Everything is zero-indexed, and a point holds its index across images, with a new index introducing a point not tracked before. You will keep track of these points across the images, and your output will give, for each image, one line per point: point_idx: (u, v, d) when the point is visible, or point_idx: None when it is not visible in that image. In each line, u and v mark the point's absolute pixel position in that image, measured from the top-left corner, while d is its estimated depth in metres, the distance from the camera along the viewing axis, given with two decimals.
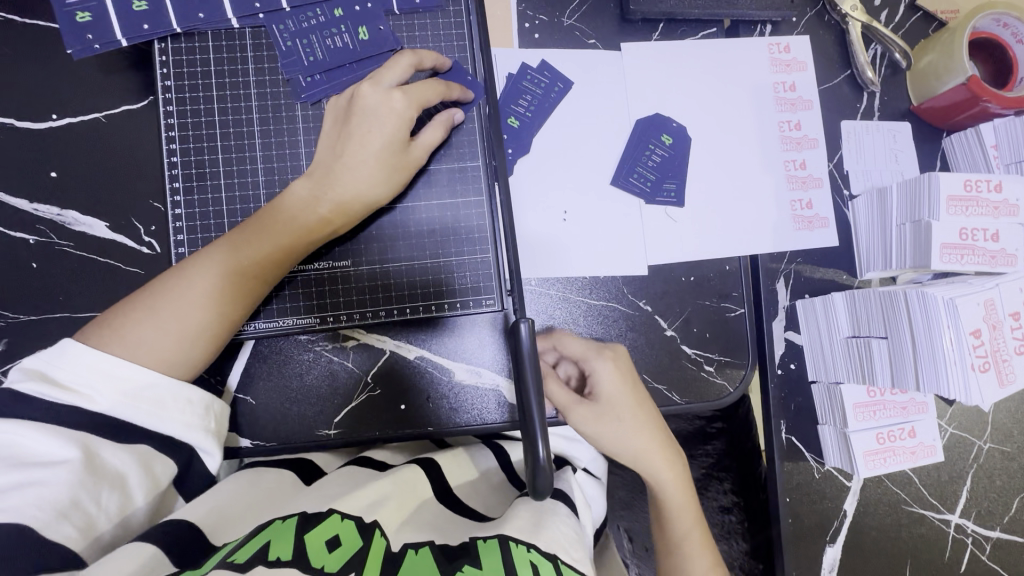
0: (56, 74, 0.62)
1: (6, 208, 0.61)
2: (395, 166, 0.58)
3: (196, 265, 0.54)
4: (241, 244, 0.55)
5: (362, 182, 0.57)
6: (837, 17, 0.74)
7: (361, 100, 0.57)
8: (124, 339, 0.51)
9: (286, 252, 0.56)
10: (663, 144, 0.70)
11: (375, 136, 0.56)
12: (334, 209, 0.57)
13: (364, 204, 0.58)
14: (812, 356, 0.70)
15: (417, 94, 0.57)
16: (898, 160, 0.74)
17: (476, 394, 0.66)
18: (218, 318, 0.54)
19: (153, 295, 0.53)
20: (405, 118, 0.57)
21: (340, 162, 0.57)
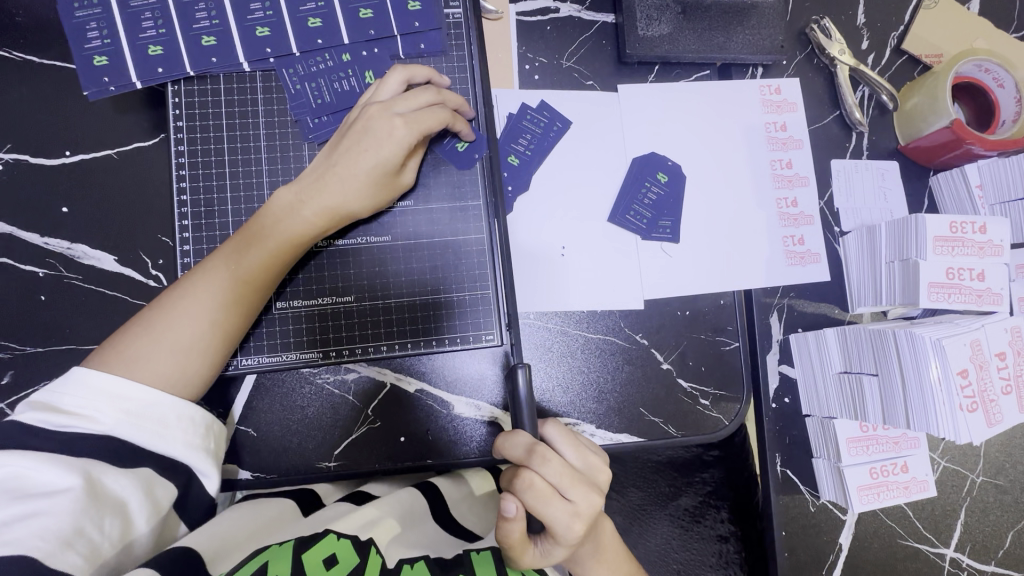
0: (71, 112, 0.64)
1: (17, 242, 0.63)
2: (385, 184, 0.59)
3: (193, 283, 0.56)
4: (230, 259, 0.56)
5: (349, 191, 0.58)
6: (826, 61, 0.77)
7: (365, 121, 0.58)
8: (124, 358, 0.52)
9: (274, 263, 0.57)
10: (658, 182, 0.72)
11: (368, 154, 0.57)
12: (321, 219, 0.58)
13: (349, 214, 0.59)
14: (806, 390, 0.71)
15: (419, 121, 0.58)
16: (886, 198, 0.77)
17: (475, 427, 0.67)
18: (216, 335, 0.55)
19: (153, 316, 0.54)
20: (404, 143, 0.57)
21: (328, 176, 0.58)
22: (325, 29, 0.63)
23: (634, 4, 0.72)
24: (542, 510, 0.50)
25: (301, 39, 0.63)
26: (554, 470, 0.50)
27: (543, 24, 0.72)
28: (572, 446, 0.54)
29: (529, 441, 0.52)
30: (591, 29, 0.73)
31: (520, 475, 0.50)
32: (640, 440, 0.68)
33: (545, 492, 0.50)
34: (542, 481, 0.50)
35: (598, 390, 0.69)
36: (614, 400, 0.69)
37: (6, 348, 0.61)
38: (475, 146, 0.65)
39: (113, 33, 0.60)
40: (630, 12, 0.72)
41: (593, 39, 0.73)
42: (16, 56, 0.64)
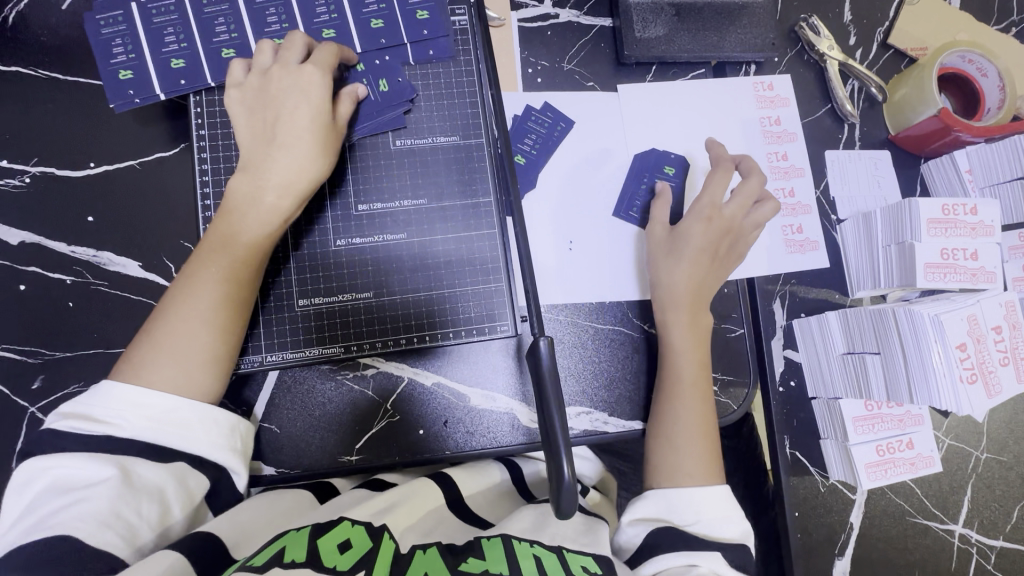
0: (95, 125, 0.67)
1: (45, 251, 0.65)
2: (322, 140, 0.60)
3: (186, 282, 0.56)
4: (222, 243, 0.57)
5: (295, 162, 0.59)
6: (816, 57, 0.80)
7: (276, 83, 0.59)
8: (136, 369, 0.53)
9: (254, 247, 0.58)
10: (666, 174, 0.75)
11: (297, 117, 0.59)
12: (286, 192, 0.59)
13: (310, 179, 0.59)
14: (811, 373, 0.73)
15: (325, 68, 0.60)
16: (880, 186, 0.79)
17: (491, 418, 0.69)
18: (214, 334, 0.55)
19: (158, 325, 0.55)
20: (322, 90, 0.59)
21: (279, 144, 0.59)
22: (338, 39, 0.66)
23: (630, 8, 0.75)
24: None
25: None
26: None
27: (544, 29, 0.76)
28: None
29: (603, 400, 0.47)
30: (590, 33, 0.77)
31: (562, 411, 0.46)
32: None
33: None
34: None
35: (609, 378, 0.71)
36: (625, 389, 0.71)
37: (36, 353, 0.63)
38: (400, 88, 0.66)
39: (137, 49, 0.63)
40: (627, 16, 0.75)
41: (592, 43, 0.77)
42: (41, 73, 0.67)
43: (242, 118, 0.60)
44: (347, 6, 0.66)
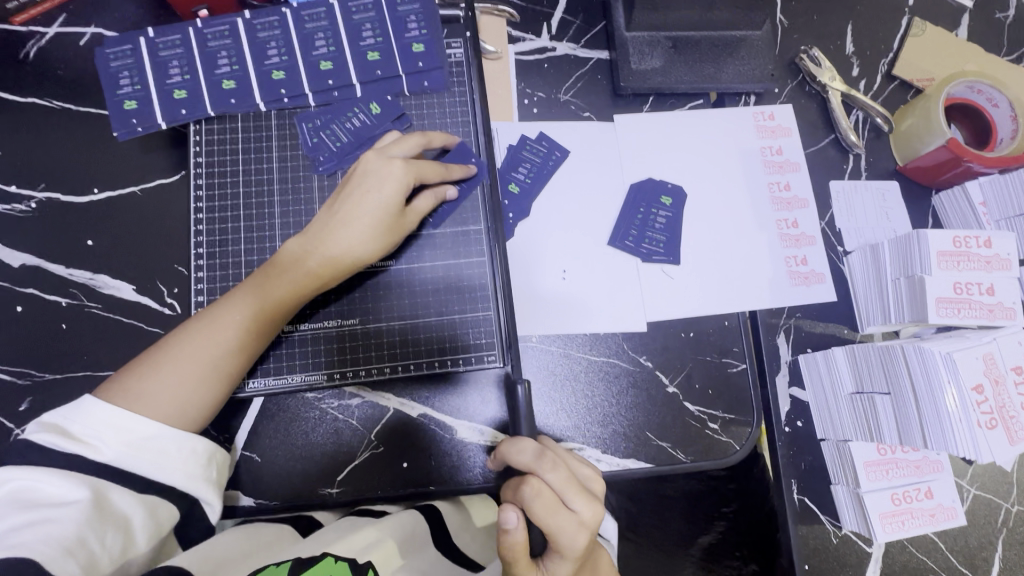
0: (101, 152, 0.69)
1: (44, 274, 0.66)
2: (389, 226, 0.61)
3: (206, 318, 0.57)
4: (244, 295, 0.58)
5: (353, 239, 0.60)
6: (817, 87, 0.79)
7: (363, 167, 0.61)
8: (126, 390, 0.53)
9: (282, 305, 0.59)
10: (663, 206, 0.74)
11: (370, 202, 0.60)
12: (327, 267, 0.59)
13: (359, 260, 0.60)
14: (819, 413, 0.69)
15: (415, 166, 0.61)
16: (888, 217, 0.77)
17: (478, 452, 0.66)
18: (210, 366, 0.55)
19: (163, 346, 0.56)
20: (400, 180, 0.60)
21: (339, 222, 0.60)
22: (335, 70, 0.67)
23: (626, 41, 0.76)
24: (546, 518, 0.50)
25: (313, 80, 0.67)
26: (558, 476, 0.52)
27: (541, 61, 0.77)
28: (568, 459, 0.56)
29: (536, 448, 0.55)
30: (587, 65, 0.77)
31: (526, 481, 0.52)
32: (647, 466, 0.67)
33: (550, 498, 0.51)
34: (548, 487, 0.51)
35: (602, 413, 0.68)
36: (619, 425, 0.68)
37: (26, 375, 0.64)
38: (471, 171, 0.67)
39: (143, 80, 0.66)
40: (623, 49, 0.76)
41: (588, 75, 0.77)
42: (55, 104, 0.70)
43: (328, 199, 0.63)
44: (345, 39, 0.68)
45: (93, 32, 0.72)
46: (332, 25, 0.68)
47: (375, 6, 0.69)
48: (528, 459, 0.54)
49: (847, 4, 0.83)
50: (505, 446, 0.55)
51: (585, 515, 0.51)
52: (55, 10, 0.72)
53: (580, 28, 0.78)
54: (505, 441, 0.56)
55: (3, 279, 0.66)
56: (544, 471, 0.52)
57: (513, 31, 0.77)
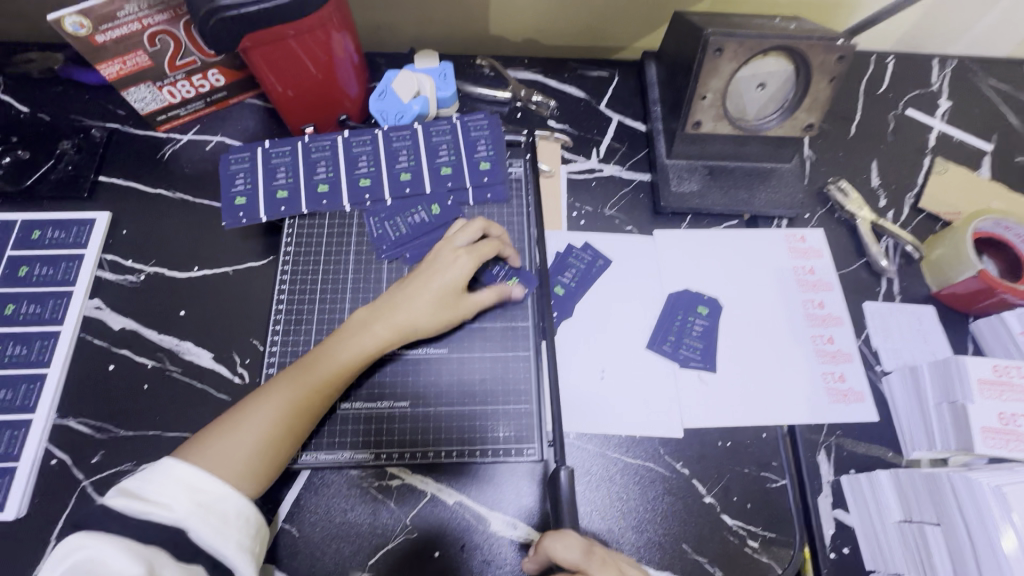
0: (207, 237, 0.80)
1: (139, 338, 0.75)
2: (448, 301, 0.69)
3: (280, 381, 0.64)
4: (318, 356, 0.65)
5: (417, 310, 0.68)
6: (846, 215, 0.86)
7: (434, 254, 0.71)
8: (204, 451, 0.58)
9: (347, 367, 0.65)
10: (700, 315, 0.78)
11: (434, 281, 0.68)
12: (389, 332, 0.67)
13: (418, 328, 0.68)
14: (866, 539, 0.66)
15: (477, 251, 0.70)
16: (926, 341, 0.78)
17: (510, 548, 0.65)
18: (279, 425, 0.61)
19: (241, 406, 0.62)
20: (465, 269, 0.69)
21: (403, 295, 0.68)
22: (412, 181, 0.79)
23: (667, 166, 0.85)
24: None
25: (394, 188, 0.78)
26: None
27: (590, 180, 0.87)
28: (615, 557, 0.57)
29: (581, 546, 0.56)
30: (631, 185, 0.87)
31: None
32: None
33: None
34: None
35: (637, 519, 0.67)
36: (654, 533, 0.67)
37: (104, 429, 0.70)
38: (526, 281, 0.75)
39: (254, 181, 0.78)
40: (664, 172, 0.85)
41: (632, 193, 0.86)
42: (177, 195, 0.83)
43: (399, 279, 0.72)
44: (423, 156, 0.80)
45: (218, 140, 0.87)
46: (414, 145, 0.81)
47: (452, 132, 0.81)
48: (575, 557, 0.55)
49: (870, 143, 0.92)
50: (550, 542, 0.56)
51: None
52: (191, 121, 0.88)
53: (625, 154, 0.89)
54: (548, 536, 0.57)
55: (103, 339, 0.74)
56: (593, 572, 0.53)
57: (566, 154, 0.88)
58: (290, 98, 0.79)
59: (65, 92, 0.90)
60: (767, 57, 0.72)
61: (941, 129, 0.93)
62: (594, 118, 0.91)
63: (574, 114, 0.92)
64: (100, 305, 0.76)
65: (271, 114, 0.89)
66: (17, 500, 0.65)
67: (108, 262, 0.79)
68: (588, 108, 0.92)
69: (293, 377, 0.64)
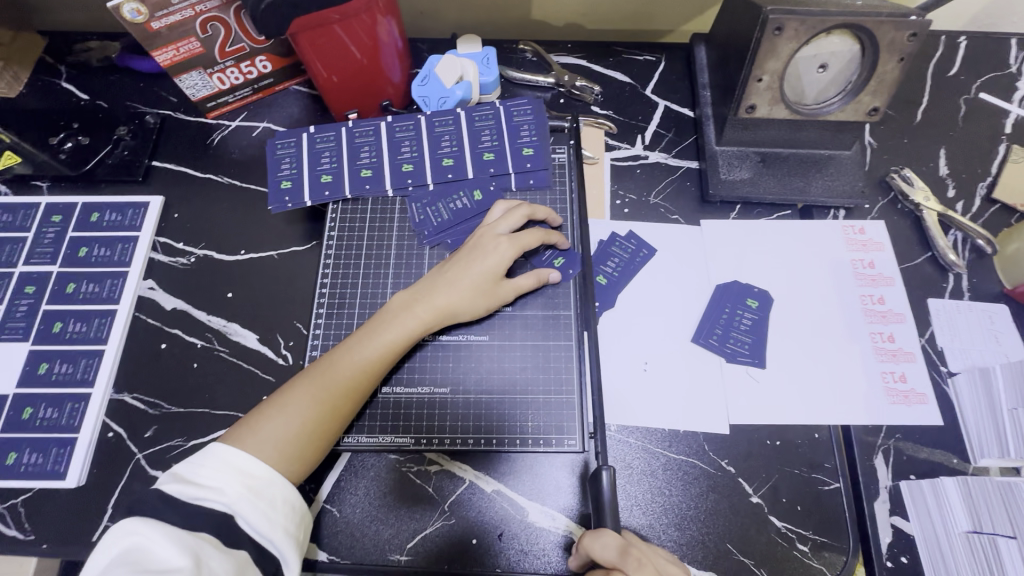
0: (254, 221, 0.82)
1: (189, 318, 0.77)
2: (489, 287, 0.68)
3: (328, 361, 0.64)
4: (361, 339, 0.66)
5: (458, 294, 0.67)
6: (910, 206, 0.80)
7: (475, 240, 0.71)
8: (254, 435, 0.60)
9: (390, 349, 0.65)
10: (748, 308, 0.75)
11: (475, 265, 0.68)
12: (431, 314, 0.67)
13: (461, 311, 0.68)
14: (927, 550, 0.62)
15: (520, 240, 0.70)
16: (998, 342, 0.73)
17: (548, 540, 0.64)
18: (330, 403, 0.62)
19: (288, 388, 0.63)
20: (506, 256, 0.69)
21: (444, 279, 0.68)
22: (454, 167, 0.78)
23: (716, 153, 0.82)
24: None
25: (436, 174, 0.78)
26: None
27: (634, 167, 0.84)
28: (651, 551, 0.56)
29: (618, 544, 0.54)
30: (677, 173, 0.84)
31: None
32: None
33: None
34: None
35: (679, 516, 0.65)
36: (697, 532, 0.64)
37: (156, 405, 0.72)
38: (570, 262, 0.74)
39: (299, 167, 0.79)
40: (713, 160, 0.81)
41: (678, 181, 0.83)
42: (225, 180, 0.85)
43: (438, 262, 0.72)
44: (466, 142, 0.79)
45: (265, 127, 0.89)
46: (457, 131, 0.80)
47: (494, 117, 0.80)
48: (612, 555, 0.54)
49: (938, 130, 0.86)
50: (591, 542, 0.55)
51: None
52: (239, 108, 0.90)
53: (672, 141, 0.86)
54: (587, 534, 0.56)
55: (156, 319, 0.77)
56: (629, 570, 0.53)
57: (610, 140, 0.86)
58: (335, 84, 0.79)
59: (122, 80, 0.93)
60: (831, 37, 0.68)
61: (1019, 114, 0.86)
62: (639, 104, 0.89)
63: (618, 100, 0.89)
64: (153, 285, 0.79)
65: (316, 101, 0.90)
66: (76, 470, 0.68)
67: (161, 244, 0.81)
68: (634, 94, 0.89)
69: (338, 360, 0.64)
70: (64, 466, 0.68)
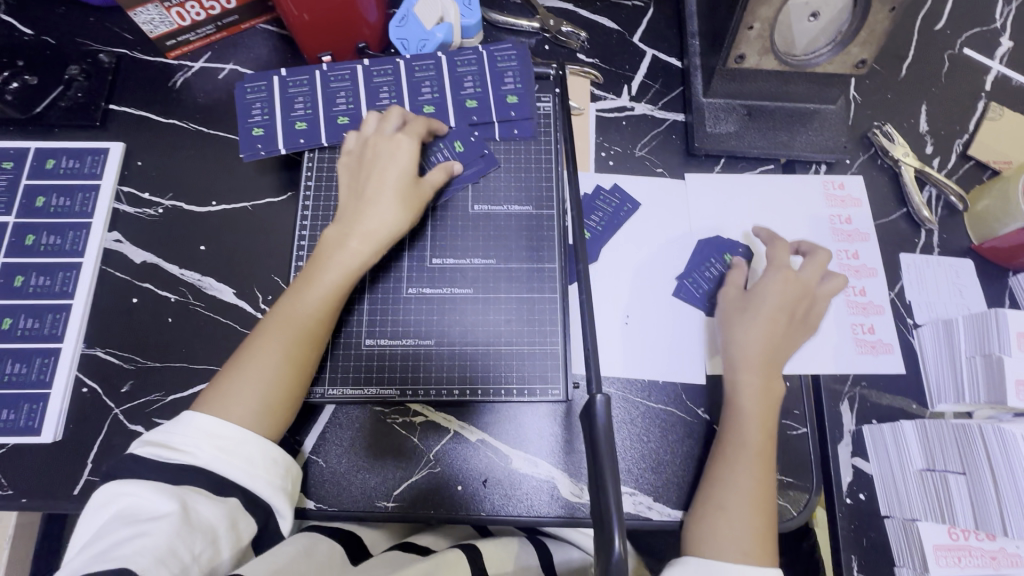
0: (224, 170, 0.78)
1: (160, 272, 0.74)
2: (410, 198, 0.68)
3: (281, 313, 0.62)
4: (298, 288, 0.64)
5: (385, 214, 0.66)
6: (889, 161, 0.81)
7: (372, 149, 0.69)
8: (218, 402, 0.58)
9: (333, 289, 0.64)
10: (726, 262, 0.76)
11: (384, 174, 0.67)
12: (364, 242, 0.65)
13: (391, 230, 0.67)
14: (884, 487, 0.67)
15: (410, 130, 0.70)
16: (962, 295, 0.76)
17: (531, 484, 0.67)
18: (295, 358, 0.61)
19: (243, 353, 0.61)
20: (408, 153, 0.68)
21: (365, 200, 0.67)
22: (436, 115, 0.75)
23: (703, 105, 0.81)
24: None
25: None
26: None
27: (620, 119, 0.82)
28: None
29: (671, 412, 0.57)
30: (663, 125, 0.82)
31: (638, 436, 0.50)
32: None
33: None
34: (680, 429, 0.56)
35: (657, 460, 0.68)
36: (674, 474, 0.67)
37: (131, 360, 0.70)
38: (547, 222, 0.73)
39: (271, 112, 0.75)
40: (699, 112, 0.80)
41: (664, 134, 0.82)
42: (191, 126, 0.80)
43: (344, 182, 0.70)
44: (448, 88, 0.76)
45: (231, 69, 0.83)
46: (438, 76, 0.76)
47: (477, 62, 0.77)
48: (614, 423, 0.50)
49: (921, 85, 0.86)
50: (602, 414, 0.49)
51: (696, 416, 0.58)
52: (202, 48, 0.84)
53: (659, 92, 0.84)
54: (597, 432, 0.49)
55: (125, 272, 0.74)
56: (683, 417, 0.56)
57: (596, 90, 0.83)
58: (306, 23, 0.74)
59: (69, 13, 0.85)
60: None
61: (999, 71, 0.87)
62: (626, 52, 0.86)
63: (605, 47, 0.86)
64: (120, 238, 0.75)
65: (286, 41, 0.84)
66: (51, 425, 0.67)
67: (125, 194, 0.77)
68: (621, 41, 0.86)
69: (278, 316, 0.63)
70: (38, 421, 0.67)
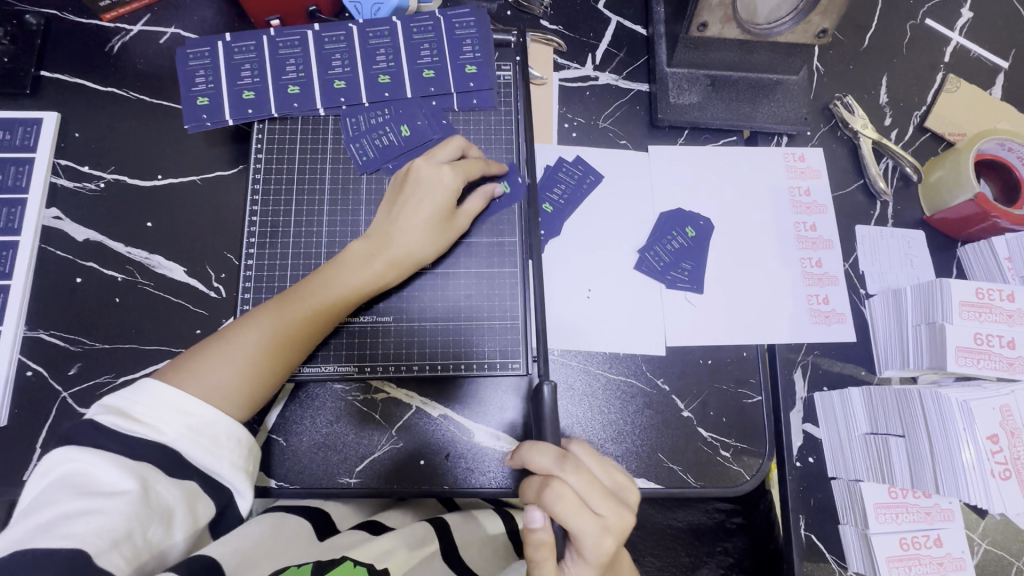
0: (170, 142, 0.74)
1: (104, 250, 0.71)
2: (444, 229, 0.65)
3: (281, 304, 0.61)
4: (310, 297, 0.62)
5: (414, 241, 0.64)
6: (849, 133, 0.82)
7: (416, 173, 0.65)
8: (194, 378, 0.56)
9: (348, 302, 0.63)
10: (685, 235, 0.76)
11: (426, 202, 0.64)
12: (387, 266, 0.64)
13: (418, 258, 0.65)
14: (831, 451, 0.70)
15: (464, 169, 0.66)
16: (913, 265, 0.78)
17: (491, 457, 0.68)
18: (284, 343, 0.60)
19: (228, 333, 0.60)
20: (451, 186, 0.65)
21: (398, 222, 0.64)
22: (392, 85, 0.72)
23: (667, 75, 0.79)
24: (570, 520, 0.50)
25: (371, 93, 0.72)
26: (581, 481, 0.51)
27: (584, 89, 0.81)
28: (598, 463, 0.55)
29: (558, 451, 0.53)
30: (626, 96, 0.81)
31: (549, 485, 0.51)
32: (658, 487, 0.68)
33: (578, 502, 0.51)
34: (572, 491, 0.51)
35: (616, 430, 0.69)
36: (633, 443, 0.69)
37: (79, 342, 0.68)
38: (514, 187, 0.72)
39: (216, 80, 0.71)
40: (663, 83, 0.79)
41: (628, 105, 0.81)
42: (131, 95, 0.76)
43: (387, 203, 0.66)
44: (404, 56, 0.73)
45: (173, 33, 0.78)
46: (394, 43, 0.73)
47: (434, 28, 0.74)
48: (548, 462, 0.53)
49: (883, 56, 0.86)
50: (526, 449, 0.54)
51: (609, 519, 0.51)
52: (140, 10, 0.78)
53: (624, 61, 0.82)
54: (525, 445, 0.55)
55: (68, 251, 0.71)
56: (565, 476, 0.51)
57: (560, 59, 0.81)
58: None
59: None
60: None
61: (958, 42, 0.87)
62: (591, 18, 0.83)
63: (568, 13, 0.83)
64: (59, 215, 0.72)
65: (231, 3, 0.79)
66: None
67: (63, 168, 0.73)
68: (586, 7, 0.83)
69: (275, 315, 0.60)
70: None
